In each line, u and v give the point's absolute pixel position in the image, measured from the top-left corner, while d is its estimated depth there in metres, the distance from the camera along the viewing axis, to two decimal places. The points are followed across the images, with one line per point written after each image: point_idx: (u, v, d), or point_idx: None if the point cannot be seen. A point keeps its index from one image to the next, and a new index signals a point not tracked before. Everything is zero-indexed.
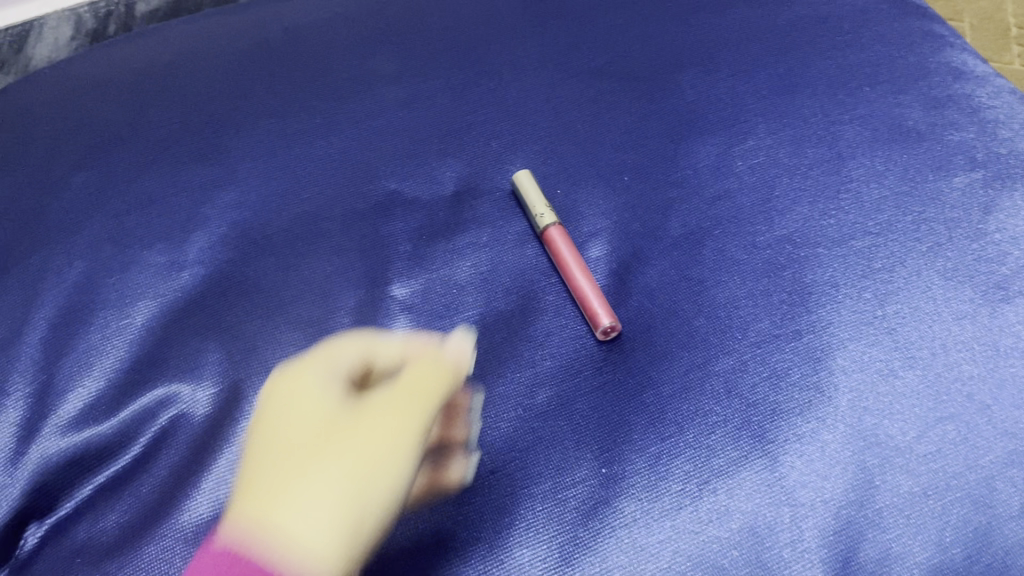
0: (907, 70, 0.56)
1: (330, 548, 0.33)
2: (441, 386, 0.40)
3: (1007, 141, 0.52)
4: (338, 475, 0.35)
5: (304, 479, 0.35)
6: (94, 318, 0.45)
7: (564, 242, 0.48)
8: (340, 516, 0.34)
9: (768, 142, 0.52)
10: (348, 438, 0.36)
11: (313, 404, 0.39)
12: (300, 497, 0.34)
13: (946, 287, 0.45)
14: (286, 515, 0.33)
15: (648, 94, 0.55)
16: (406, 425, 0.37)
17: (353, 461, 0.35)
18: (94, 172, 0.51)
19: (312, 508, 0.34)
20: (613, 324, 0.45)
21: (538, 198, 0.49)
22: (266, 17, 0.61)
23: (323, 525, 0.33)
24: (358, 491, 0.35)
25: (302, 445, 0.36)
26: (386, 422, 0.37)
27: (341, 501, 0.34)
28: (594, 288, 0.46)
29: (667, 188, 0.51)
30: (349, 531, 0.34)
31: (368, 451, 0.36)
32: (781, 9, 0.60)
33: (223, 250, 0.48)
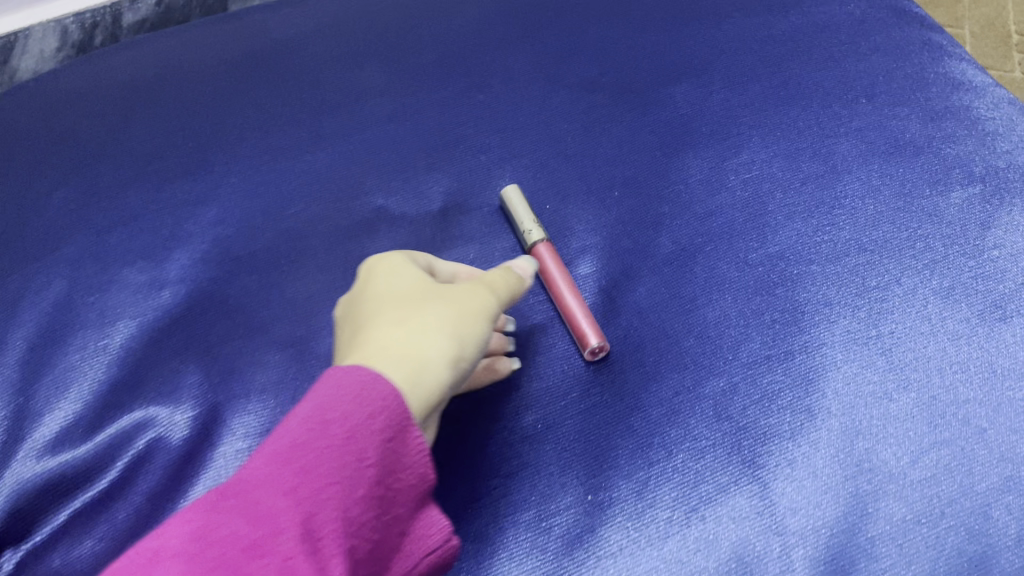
0: (904, 81, 0.55)
1: (425, 390, 0.37)
2: (515, 285, 0.43)
3: (1006, 155, 0.51)
4: (435, 330, 0.39)
5: (403, 333, 0.39)
6: (72, 338, 0.44)
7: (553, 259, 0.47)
8: (436, 360, 0.38)
9: (762, 156, 0.51)
10: (439, 301, 0.40)
11: (400, 280, 0.42)
12: (402, 348, 0.38)
13: (942, 306, 0.44)
14: (395, 361, 0.38)
15: (640, 107, 0.54)
16: (486, 298, 0.41)
17: (448, 321, 0.39)
18: (75, 188, 0.50)
19: (417, 356, 0.38)
20: (602, 343, 0.43)
21: (527, 213, 0.48)
22: (253, 27, 0.60)
23: (419, 361, 0.38)
24: (453, 340, 0.39)
25: (396, 307, 0.40)
26: (472, 296, 0.41)
27: (443, 349, 0.39)
28: (583, 306, 0.45)
29: (658, 203, 0.49)
30: (442, 371, 0.38)
31: (457, 311, 0.40)
32: (778, 18, 0.59)
33: (205, 269, 0.47)
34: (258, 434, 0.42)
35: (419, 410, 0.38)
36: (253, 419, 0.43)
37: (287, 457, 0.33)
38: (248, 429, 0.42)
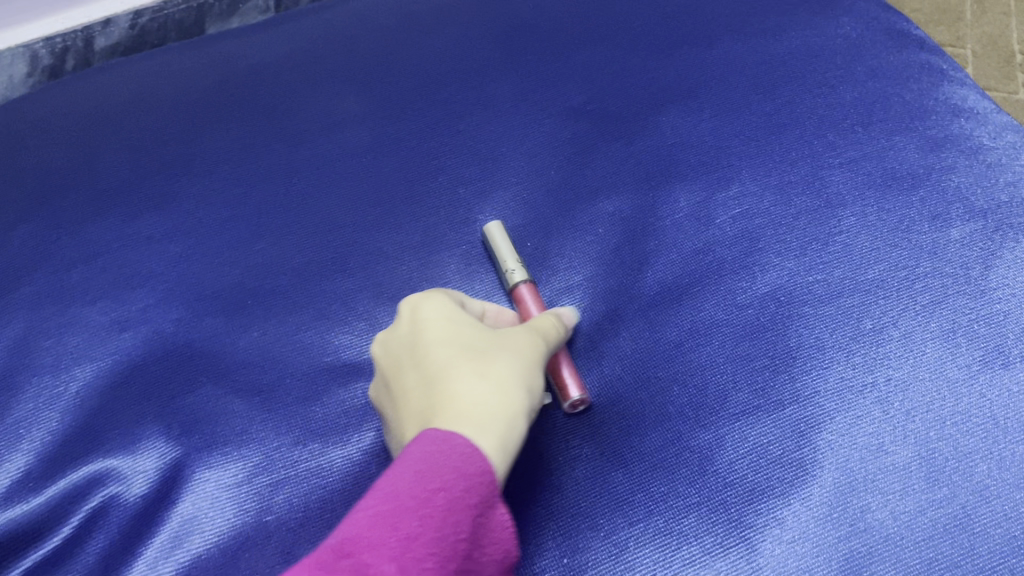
0: (902, 108, 0.53)
1: (511, 447, 0.36)
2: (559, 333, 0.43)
3: (1010, 187, 0.49)
4: (508, 383, 0.38)
5: (480, 389, 0.37)
6: (26, 384, 0.42)
7: (534, 301, 0.45)
8: (514, 413, 0.37)
9: (753, 189, 0.49)
10: (504, 353, 0.39)
11: (454, 330, 0.40)
12: (483, 404, 0.36)
13: (941, 351, 0.42)
14: (478, 419, 0.36)
15: (627, 136, 0.52)
16: (541, 347, 0.40)
17: (517, 373, 0.38)
18: (38, 223, 0.49)
19: (499, 411, 0.36)
20: (583, 396, 0.41)
21: (509, 251, 0.46)
22: (230, 53, 0.59)
23: (504, 415, 0.36)
24: (524, 392, 0.38)
25: (463, 360, 0.38)
26: (529, 346, 0.40)
27: (519, 401, 0.37)
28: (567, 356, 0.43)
29: (644, 240, 0.47)
30: (522, 424, 0.37)
31: (522, 362, 0.39)
32: (772, 41, 0.57)
33: (169, 310, 0.45)
34: (221, 492, 0.40)
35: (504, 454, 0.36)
36: (220, 476, 0.40)
37: (393, 522, 0.31)
38: (210, 486, 0.40)
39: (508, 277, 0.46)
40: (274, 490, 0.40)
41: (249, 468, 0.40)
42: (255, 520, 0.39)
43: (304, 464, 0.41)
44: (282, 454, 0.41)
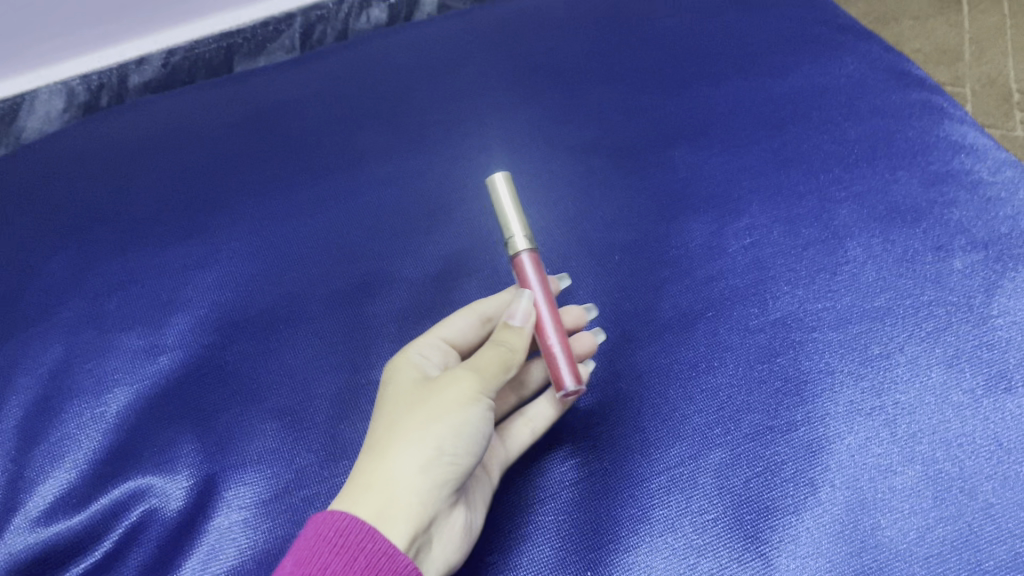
0: (904, 145, 0.55)
1: (401, 512, 0.36)
2: (502, 359, 0.40)
3: (1009, 220, 0.51)
4: (406, 441, 0.37)
5: (381, 454, 0.37)
6: (67, 406, 0.44)
7: (534, 270, 0.44)
8: (408, 473, 0.37)
9: (762, 221, 0.51)
10: (416, 406, 0.39)
11: (396, 388, 0.41)
12: (377, 472, 0.37)
13: (945, 376, 0.44)
14: (366, 489, 0.36)
15: (640, 170, 0.54)
16: (462, 385, 0.39)
17: (416, 427, 0.38)
18: (75, 251, 0.51)
19: (388, 476, 0.37)
20: (579, 387, 0.42)
21: (515, 213, 0.45)
22: (260, 93, 0.62)
23: (393, 478, 0.37)
24: (424, 445, 0.37)
25: (383, 422, 0.39)
26: (448, 389, 0.39)
27: (414, 458, 0.37)
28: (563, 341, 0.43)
29: (658, 267, 0.49)
30: (419, 481, 0.37)
31: (430, 412, 0.38)
32: (776, 83, 0.59)
33: (203, 334, 0.47)
34: (253, 507, 0.41)
35: (398, 522, 0.36)
36: (251, 488, 0.42)
37: None
38: (243, 501, 0.42)
39: (511, 242, 0.44)
40: (305, 505, 0.42)
41: (280, 484, 0.42)
42: (288, 536, 0.41)
43: (334, 479, 0.43)
44: (312, 470, 0.43)
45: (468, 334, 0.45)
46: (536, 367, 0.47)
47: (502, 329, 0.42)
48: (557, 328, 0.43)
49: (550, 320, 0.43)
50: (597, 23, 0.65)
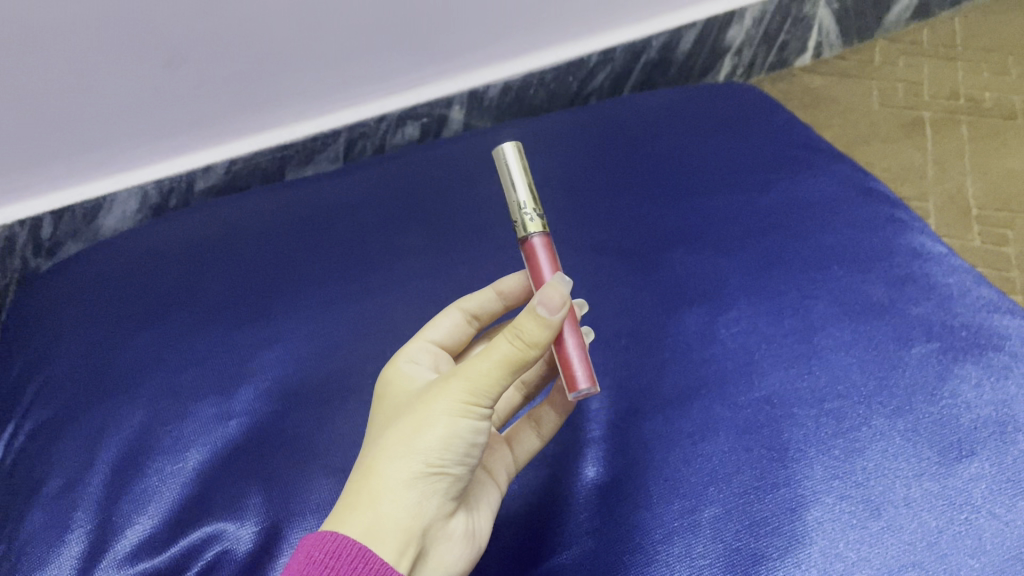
0: (871, 251, 0.64)
1: (388, 526, 0.39)
2: (499, 367, 0.39)
3: (960, 316, 0.59)
4: (393, 455, 0.40)
5: (373, 467, 0.40)
6: (151, 462, 0.52)
7: (546, 257, 0.45)
8: (395, 488, 0.39)
9: (748, 312, 0.59)
10: (406, 418, 0.41)
11: (396, 397, 0.44)
12: (369, 486, 0.40)
13: (906, 447, 0.51)
14: (358, 505, 0.39)
15: (643, 269, 0.63)
16: (449, 395, 0.40)
17: (403, 442, 0.40)
18: (155, 334, 0.60)
19: (379, 490, 0.39)
20: (591, 387, 0.44)
21: (529, 194, 0.45)
22: (310, 196, 0.71)
23: (380, 493, 0.39)
24: (410, 460, 0.39)
25: (379, 432, 0.42)
26: (436, 399, 0.40)
27: (400, 474, 0.39)
28: (577, 339, 0.44)
29: (660, 351, 0.57)
30: (403, 495, 0.39)
31: (415, 428, 0.40)
32: (758, 196, 0.69)
33: (265, 404, 0.55)
34: None
35: (386, 535, 0.38)
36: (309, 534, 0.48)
37: None
38: None
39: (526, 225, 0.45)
40: None
41: None
42: None
43: None
44: None
45: (454, 331, 0.52)
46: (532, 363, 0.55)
47: (525, 316, 0.39)
48: (570, 320, 0.44)
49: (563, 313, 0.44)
50: (604, 145, 0.75)
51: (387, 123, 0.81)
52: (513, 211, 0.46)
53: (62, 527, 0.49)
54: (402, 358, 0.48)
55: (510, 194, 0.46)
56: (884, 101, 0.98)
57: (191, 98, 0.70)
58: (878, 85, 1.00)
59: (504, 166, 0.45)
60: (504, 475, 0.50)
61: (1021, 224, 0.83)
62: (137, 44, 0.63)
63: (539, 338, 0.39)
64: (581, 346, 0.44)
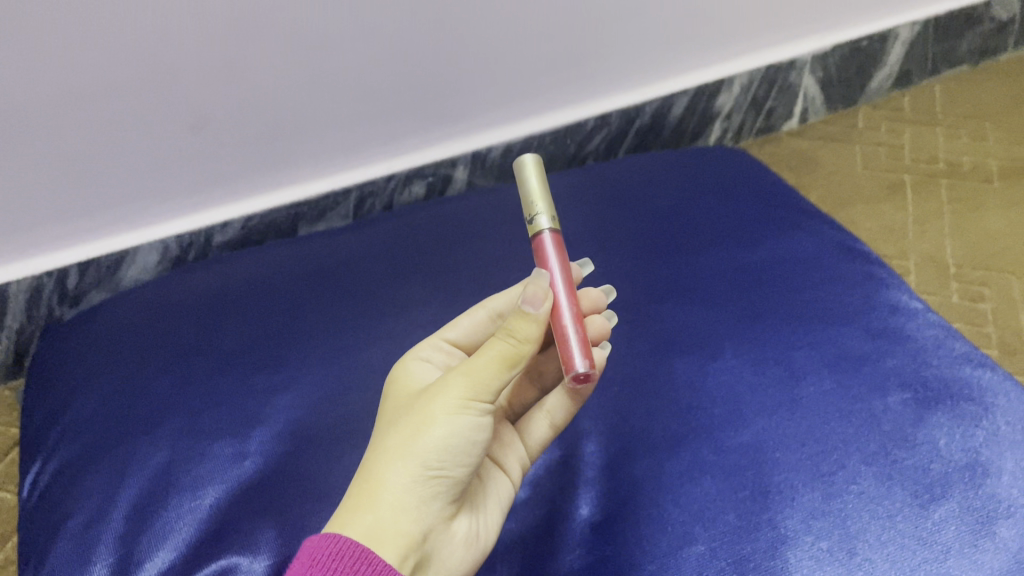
0: (850, 306, 0.68)
1: (390, 528, 0.41)
2: (494, 366, 0.42)
3: (934, 367, 0.63)
4: (394, 458, 0.42)
5: (375, 471, 0.42)
6: (171, 498, 0.55)
7: (553, 248, 0.48)
8: (396, 489, 0.41)
9: (734, 362, 0.63)
10: (406, 421, 0.43)
11: (397, 404, 0.46)
12: (370, 490, 0.42)
13: (881, 489, 0.55)
14: (360, 509, 0.41)
15: (635, 321, 0.67)
16: (446, 397, 0.42)
17: (402, 444, 0.42)
18: (175, 378, 0.63)
19: (380, 493, 0.41)
20: (589, 369, 0.46)
21: (540, 197, 0.49)
22: (322, 250, 0.75)
23: (382, 495, 0.41)
24: (409, 462, 0.42)
25: (380, 438, 0.44)
26: (434, 402, 0.43)
27: (400, 476, 0.42)
28: (576, 325, 0.47)
29: (650, 397, 0.61)
30: (403, 497, 0.41)
31: (414, 431, 0.42)
32: (745, 253, 0.73)
33: (279, 445, 0.58)
34: None
35: (389, 536, 0.41)
36: None
37: None
38: None
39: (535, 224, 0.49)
40: None
41: None
42: None
43: None
44: None
45: (474, 329, 0.53)
46: (549, 362, 0.57)
47: (519, 316, 0.42)
48: (570, 306, 0.47)
49: (564, 300, 0.47)
50: (600, 204, 0.79)
51: (396, 182, 0.85)
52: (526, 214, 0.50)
53: (86, 560, 0.53)
54: (415, 355, 0.51)
55: (526, 196, 0.50)
56: (867, 165, 1.03)
57: (213, 158, 0.75)
58: (862, 149, 1.05)
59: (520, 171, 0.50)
60: (515, 470, 0.52)
61: (997, 281, 0.87)
62: (164, 108, 0.68)
63: (531, 333, 0.42)
64: (582, 332, 0.47)
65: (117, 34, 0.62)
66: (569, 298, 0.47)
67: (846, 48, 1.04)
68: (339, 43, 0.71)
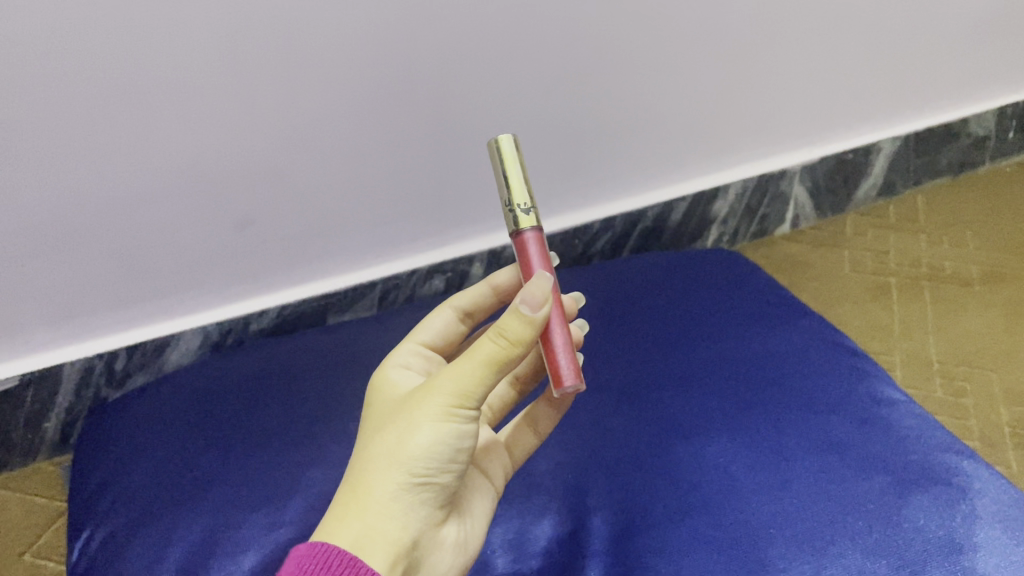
0: (837, 396, 0.74)
1: (377, 537, 0.43)
2: (481, 373, 0.43)
3: (915, 454, 0.68)
4: (379, 467, 0.44)
5: (360, 480, 0.45)
6: (213, 562, 0.61)
7: (537, 252, 0.50)
8: (381, 498, 0.44)
9: (729, 446, 0.68)
10: (391, 428, 0.45)
11: (382, 411, 0.48)
12: (356, 499, 0.44)
13: (866, 563, 0.59)
14: (348, 517, 0.44)
15: (639, 409, 0.73)
16: (431, 406, 0.44)
17: (388, 454, 0.44)
18: (217, 455, 0.70)
19: (366, 501, 0.44)
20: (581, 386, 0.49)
21: (526, 190, 0.50)
22: (351, 340, 0.82)
23: (367, 504, 0.44)
24: (395, 472, 0.44)
25: (363, 445, 0.46)
26: (418, 411, 0.44)
27: (385, 485, 0.44)
28: (566, 338, 0.49)
29: (653, 478, 0.66)
30: (388, 507, 0.44)
31: (398, 440, 0.44)
32: (740, 348, 0.80)
33: (313, 514, 0.64)
34: None
35: (377, 546, 0.43)
36: None
37: None
38: None
39: (523, 219, 0.50)
40: None
41: None
42: None
43: None
44: None
45: (447, 329, 0.58)
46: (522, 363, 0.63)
47: (510, 316, 0.43)
48: (559, 319, 0.49)
49: (553, 311, 0.49)
50: (605, 306, 0.87)
51: (417, 276, 0.92)
52: (507, 204, 0.50)
53: None
54: (391, 361, 0.54)
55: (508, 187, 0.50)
56: (855, 267, 1.10)
57: (254, 254, 0.82)
58: (850, 253, 1.13)
59: (501, 157, 0.50)
60: (501, 474, 0.57)
61: (978, 377, 0.93)
62: (214, 208, 0.77)
63: (522, 337, 0.43)
64: (569, 343, 0.49)
65: (182, 146, 0.71)
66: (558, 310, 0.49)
67: (832, 160, 1.12)
68: (372, 155, 0.80)
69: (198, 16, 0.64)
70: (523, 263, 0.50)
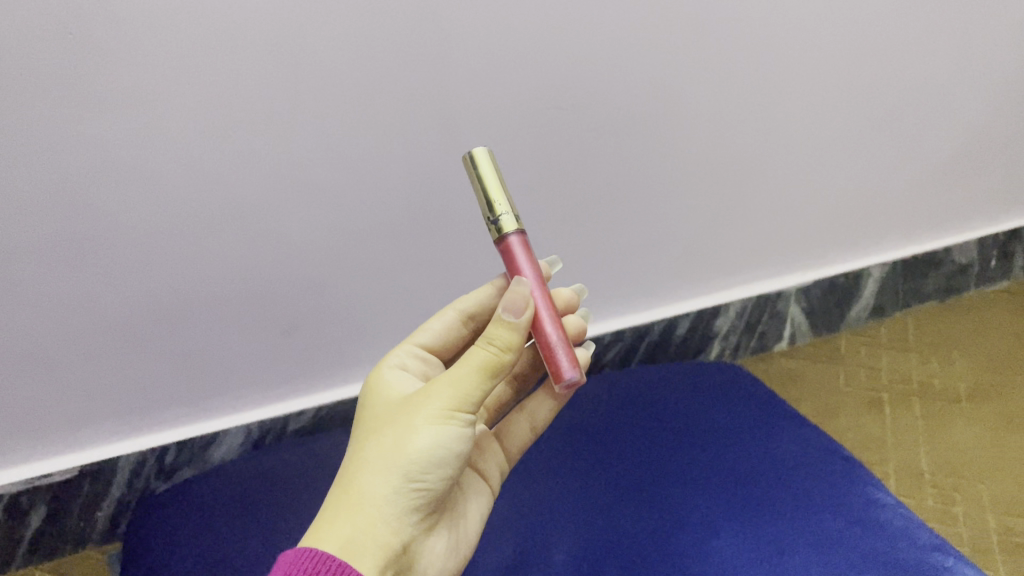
0: (831, 497, 0.80)
1: (368, 540, 0.49)
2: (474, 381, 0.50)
3: (903, 550, 0.73)
4: (374, 472, 0.50)
5: (355, 483, 0.50)
6: None
7: (522, 253, 0.57)
8: (374, 501, 0.49)
9: (730, 541, 0.74)
10: (387, 434, 0.51)
11: (375, 416, 0.55)
12: (349, 503, 0.49)
13: None
14: (340, 520, 0.49)
15: (648, 506, 0.80)
16: (427, 413, 0.50)
17: (383, 458, 0.50)
18: (260, 545, 0.77)
19: (360, 504, 0.49)
20: (577, 378, 0.56)
21: (503, 196, 0.57)
22: None
23: (358, 508, 0.49)
24: (389, 476, 0.50)
25: (357, 448, 0.52)
26: (414, 418, 0.51)
27: (378, 490, 0.50)
28: (560, 336, 0.56)
29: (661, 567, 0.72)
30: (378, 512, 0.49)
31: (393, 446, 0.50)
32: (741, 453, 0.86)
33: None
34: None
35: (366, 547, 0.48)
36: None
37: None
38: None
39: (506, 225, 0.57)
40: None
41: None
42: None
43: None
44: None
45: (443, 332, 0.66)
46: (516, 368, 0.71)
47: (496, 326, 0.50)
48: (550, 317, 0.56)
49: (540, 308, 0.56)
50: (617, 411, 0.94)
51: None
52: (491, 216, 0.58)
53: None
54: (386, 361, 0.62)
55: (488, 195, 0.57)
56: (850, 382, 1.18)
57: (297, 357, 0.91)
58: (845, 369, 1.20)
59: (473, 167, 0.58)
60: (495, 474, 0.66)
61: (967, 488, 0.99)
62: (267, 317, 0.86)
63: (510, 342, 0.50)
64: (565, 340, 0.56)
65: (243, 262, 0.81)
66: (546, 308, 0.56)
67: (825, 283, 1.22)
68: (408, 269, 0.89)
69: (266, 154, 0.74)
70: (511, 265, 0.57)
